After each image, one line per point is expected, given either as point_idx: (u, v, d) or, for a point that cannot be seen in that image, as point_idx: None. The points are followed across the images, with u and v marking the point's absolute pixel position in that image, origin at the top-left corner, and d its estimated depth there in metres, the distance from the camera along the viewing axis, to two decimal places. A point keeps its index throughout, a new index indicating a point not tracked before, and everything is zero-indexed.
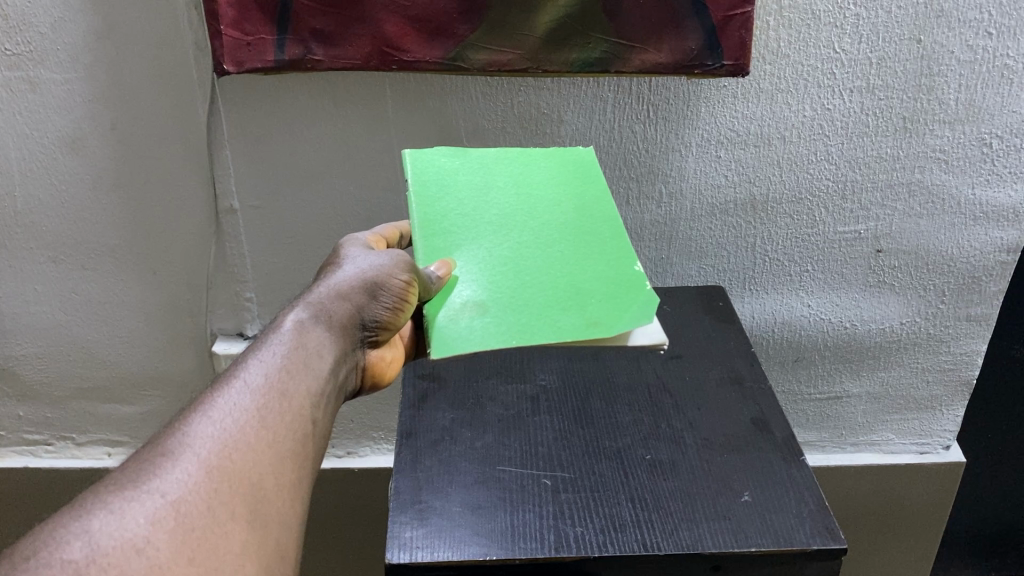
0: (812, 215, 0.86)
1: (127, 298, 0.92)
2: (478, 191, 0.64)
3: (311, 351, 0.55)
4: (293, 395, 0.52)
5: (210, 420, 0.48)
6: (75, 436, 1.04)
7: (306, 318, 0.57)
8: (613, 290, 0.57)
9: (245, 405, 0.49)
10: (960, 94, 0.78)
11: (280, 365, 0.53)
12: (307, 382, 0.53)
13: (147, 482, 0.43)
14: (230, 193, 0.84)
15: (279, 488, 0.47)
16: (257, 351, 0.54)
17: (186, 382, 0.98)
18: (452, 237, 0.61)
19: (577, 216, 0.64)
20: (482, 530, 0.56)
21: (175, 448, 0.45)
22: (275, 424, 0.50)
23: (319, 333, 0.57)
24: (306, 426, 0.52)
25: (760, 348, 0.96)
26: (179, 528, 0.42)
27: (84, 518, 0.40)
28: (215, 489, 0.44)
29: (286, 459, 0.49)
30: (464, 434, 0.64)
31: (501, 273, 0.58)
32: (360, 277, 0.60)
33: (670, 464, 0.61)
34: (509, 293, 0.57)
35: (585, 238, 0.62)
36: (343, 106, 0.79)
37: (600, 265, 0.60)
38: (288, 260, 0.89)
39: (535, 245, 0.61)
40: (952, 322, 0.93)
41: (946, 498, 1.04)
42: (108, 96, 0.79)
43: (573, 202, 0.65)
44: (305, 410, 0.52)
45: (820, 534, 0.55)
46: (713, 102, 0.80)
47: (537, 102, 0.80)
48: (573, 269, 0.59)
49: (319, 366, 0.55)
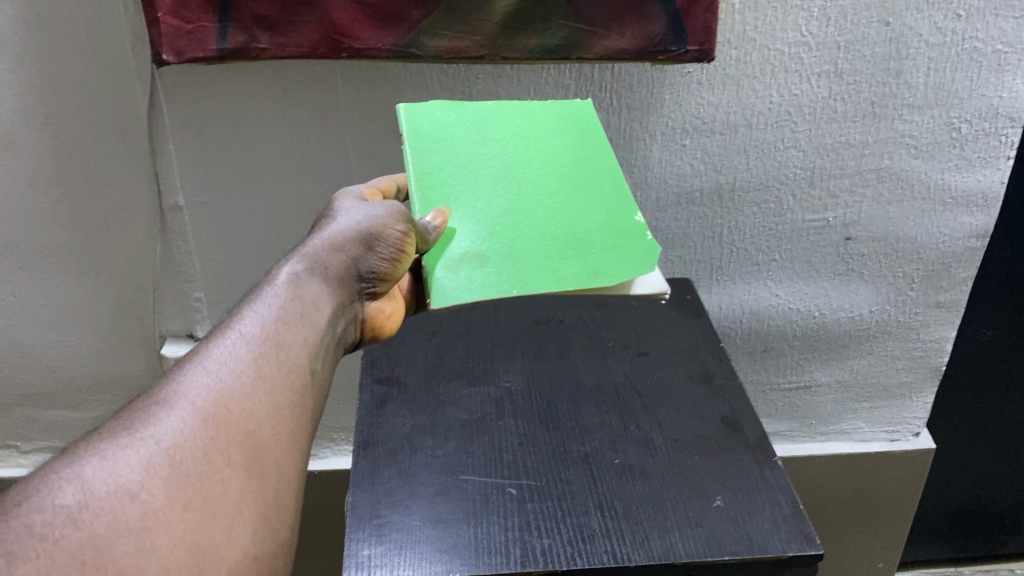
0: (779, 203, 0.84)
1: (69, 300, 0.87)
2: (476, 141, 0.60)
3: (308, 305, 0.51)
4: (291, 345, 0.48)
5: (205, 369, 0.44)
6: (20, 444, 0.99)
7: (301, 271, 0.53)
8: (609, 240, 0.55)
9: (241, 355, 0.46)
10: (928, 78, 0.76)
11: (276, 317, 0.49)
12: (305, 333, 0.49)
13: (141, 430, 0.39)
14: (174, 190, 0.80)
15: (281, 437, 0.43)
16: (252, 303, 0.50)
17: (136, 387, 0.94)
18: (450, 190, 0.57)
19: (578, 164, 0.60)
20: (443, 545, 0.53)
21: (169, 397, 0.42)
22: (273, 375, 0.46)
23: (316, 285, 0.53)
24: (305, 377, 0.47)
25: (727, 339, 0.94)
26: (174, 474, 0.38)
27: (75, 463, 0.37)
28: (211, 437, 0.40)
29: (285, 409, 0.45)
30: (425, 443, 0.61)
31: (503, 224, 0.56)
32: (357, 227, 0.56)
33: (639, 468, 0.59)
34: (509, 243, 0.55)
35: (585, 188, 0.59)
36: (292, 97, 0.75)
37: (598, 215, 0.58)
38: (239, 258, 0.85)
39: (535, 194, 0.58)
40: (921, 308, 0.92)
41: (914, 484, 1.03)
42: (40, 89, 0.74)
43: (574, 148, 0.62)
44: (302, 360, 0.47)
45: (796, 540, 0.53)
46: (677, 89, 0.77)
47: (496, 90, 0.76)
48: (573, 219, 0.57)
49: (317, 318, 0.51)
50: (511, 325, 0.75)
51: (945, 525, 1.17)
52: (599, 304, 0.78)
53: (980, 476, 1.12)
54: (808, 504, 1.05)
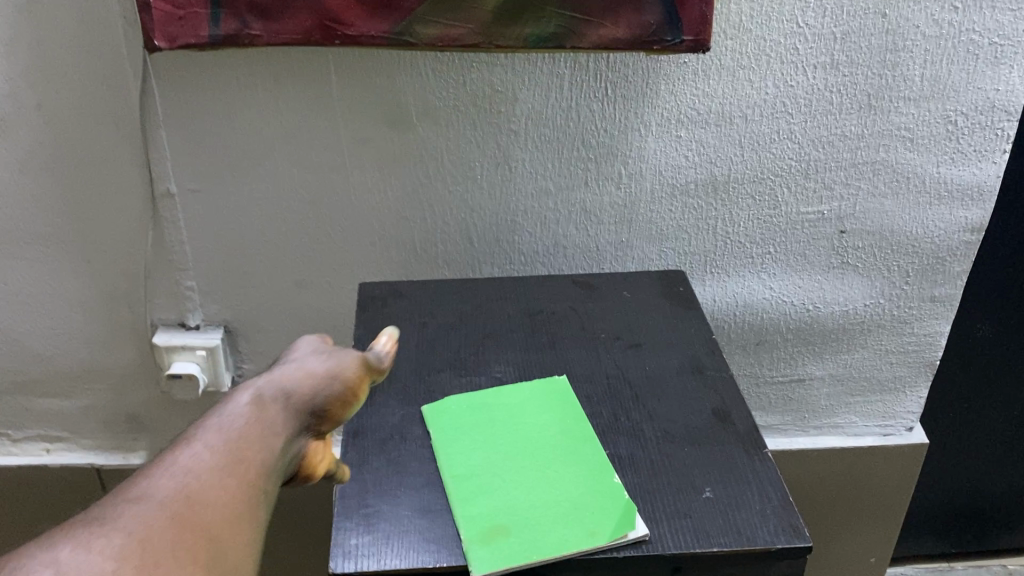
0: (774, 195, 0.84)
1: (59, 286, 0.86)
2: (468, 449, 0.59)
3: (281, 427, 0.40)
4: (293, 437, 0.40)
5: (218, 434, 0.37)
6: (10, 433, 0.97)
7: (294, 372, 0.44)
8: (593, 484, 0.56)
9: (254, 421, 0.39)
10: (924, 70, 0.76)
11: (279, 405, 0.41)
12: (303, 433, 0.41)
13: (161, 479, 0.34)
14: (166, 176, 0.80)
15: (278, 503, 0.38)
16: (248, 387, 0.42)
17: (127, 375, 0.93)
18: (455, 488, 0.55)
19: (561, 434, 0.61)
20: (431, 534, 0.53)
21: (182, 458, 0.36)
22: (282, 457, 0.39)
23: (313, 389, 0.43)
24: (305, 480, 0.40)
25: (720, 333, 0.93)
26: (200, 526, 0.33)
27: (109, 516, 0.32)
28: (235, 505, 0.35)
29: (292, 496, 0.38)
30: (414, 432, 0.61)
31: (503, 502, 0.55)
32: (329, 375, 0.44)
33: (629, 459, 0.59)
34: (514, 516, 0.53)
35: (572, 454, 0.59)
36: (285, 83, 0.75)
37: (586, 475, 0.57)
38: (230, 246, 0.85)
39: (530, 473, 0.57)
40: (915, 303, 0.92)
41: (908, 479, 1.04)
42: (31, 73, 0.73)
43: (556, 429, 0.61)
44: (300, 462, 0.40)
45: (785, 532, 0.53)
46: (673, 79, 0.77)
47: (490, 79, 0.76)
48: (568, 483, 0.56)
49: (312, 427, 0.42)
50: (503, 315, 0.75)
51: (936, 518, 1.18)
52: (592, 295, 0.78)
53: (971, 470, 1.13)
54: (799, 498, 1.04)
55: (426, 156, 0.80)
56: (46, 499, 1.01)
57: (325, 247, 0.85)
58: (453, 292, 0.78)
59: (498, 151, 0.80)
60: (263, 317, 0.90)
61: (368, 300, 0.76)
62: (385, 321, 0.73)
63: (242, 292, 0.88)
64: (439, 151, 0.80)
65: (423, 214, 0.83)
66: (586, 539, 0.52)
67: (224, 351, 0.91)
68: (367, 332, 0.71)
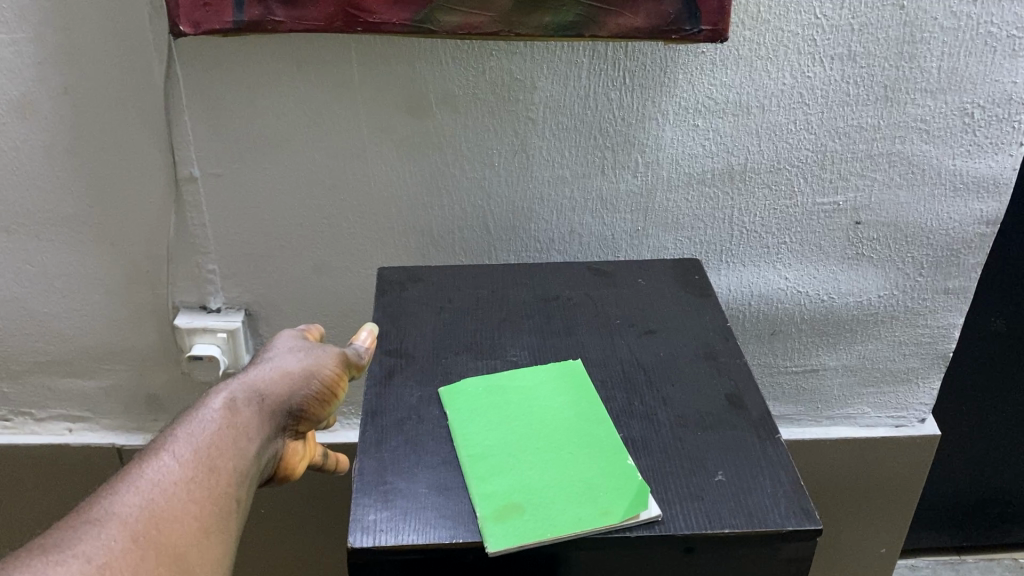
0: (790, 185, 0.84)
1: (83, 268, 0.88)
2: (488, 429, 0.60)
3: (243, 430, 0.52)
4: (222, 470, 0.50)
5: (137, 487, 0.46)
6: (34, 411, 0.99)
7: (237, 398, 0.54)
8: (607, 463, 0.57)
9: (177, 472, 0.48)
10: (942, 62, 0.77)
11: (210, 442, 0.50)
12: (236, 461, 0.51)
13: (73, 547, 0.42)
14: (190, 160, 0.81)
15: (202, 539, 0.46)
16: (181, 427, 0.51)
17: (149, 356, 0.94)
18: (476, 468, 0.57)
19: (577, 413, 0.62)
20: (448, 512, 0.54)
21: (100, 517, 0.44)
22: (209, 495, 0.48)
23: (249, 413, 0.54)
24: (232, 504, 0.49)
25: (735, 323, 0.94)
26: None
27: None
28: (141, 559, 0.43)
29: (211, 527, 0.47)
30: (432, 412, 0.62)
31: (520, 480, 0.56)
32: (305, 373, 0.59)
33: (643, 442, 0.60)
34: (532, 493, 0.55)
35: (586, 434, 0.60)
36: (307, 70, 0.76)
37: (599, 451, 0.58)
38: (252, 230, 0.86)
39: (546, 454, 0.58)
40: (930, 294, 0.92)
41: (919, 472, 1.04)
42: (59, 58, 0.75)
43: (572, 409, 0.62)
44: (230, 488, 0.49)
45: (795, 515, 0.54)
46: (690, 69, 0.77)
47: (509, 68, 0.77)
48: (582, 463, 0.57)
49: (245, 449, 0.52)
50: (519, 301, 0.76)
51: (946, 510, 1.18)
52: (607, 282, 0.79)
53: (981, 460, 1.13)
54: (809, 487, 1.05)
55: (445, 143, 0.81)
56: (70, 478, 1.02)
57: (344, 232, 0.86)
58: (471, 277, 0.79)
59: (516, 138, 0.81)
60: (283, 301, 0.91)
61: (386, 284, 0.77)
62: (403, 305, 0.74)
63: (262, 276, 0.89)
64: (458, 138, 0.80)
65: (441, 200, 0.84)
66: (598, 518, 0.52)
67: (245, 334, 0.92)
68: (386, 316, 0.72)
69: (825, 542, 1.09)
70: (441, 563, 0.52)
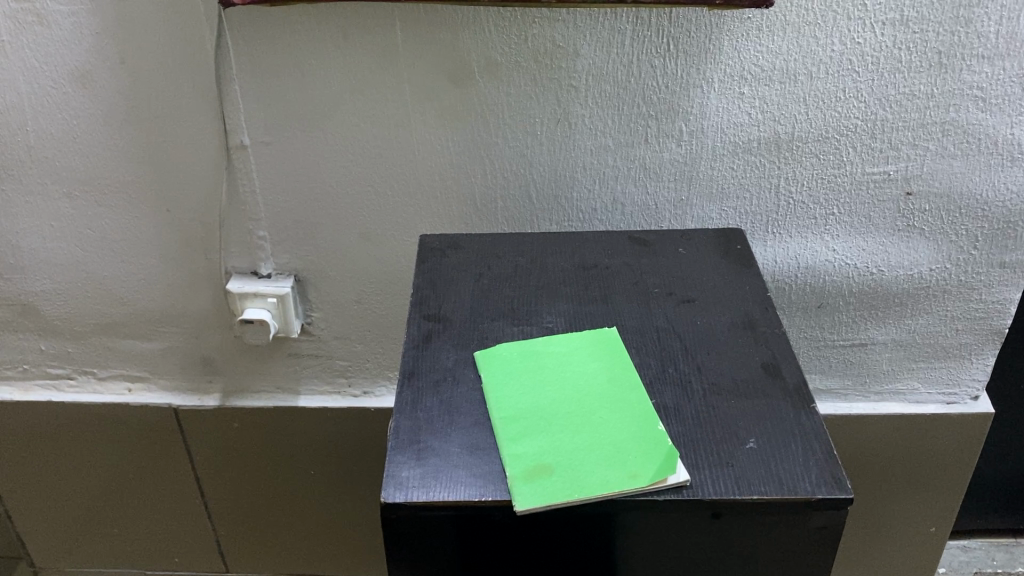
0: (838, 155, 0.83)
1: (141, 234, 0.91)
2: (523, 392, 0.61)
3: None
4: None
5: None
6: (96, 371, 1.03)
7: None
8: (640, 430, 0.57)
9: None
10: (999, 27, 0.74)
11: None
12: None
13: None
14: (240, 129, 0.83)
15: None
16: None
17: (203, 320, 0.98)
18: (511, 430, 0.58)
19: (609, 381, 0.62)
20: (478, 471, 0.55)
21: None
22: None
23: None
24: None
25: (780, 295, 0.93)
26: None
27: None
28: None
29: None
30: (467, 375, 0.63)
31: (551, 443, 0.57)
32: None
33: (676, 409, 0.60)
34: (562, 456, 0.55)
35: (617, 402, 0.60)
36: (353, 39, 0.77)
37: (629, 420, 0.59)
38: (299, 198, 0.88)
39: (577, 418, 0.59)
40: (985, 269, 0.90)
41: (970, 451, 1.01)
42: (116, 29, 0.77)
43: (604, 375, 0.63)
44: None
45: (826, 484, 0.54)
46: (736, 35, 0.76)
47: (552, 34, 0.77)
48: (611, 430, 0.58)
49: None
50: (559, 268, 0.76)
51: (998, 488, 1.16)
52: (647, 251, 0.79)
53: None
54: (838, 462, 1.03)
55: (488, 111, 0.81)
56: (130, 439, 1.05)
57: (388, 200, 0.87)
58: (511, 245, 0.80)
59: (558, 106, 0.81)
60: (330, 267, 0.93)
61: (428, 252, 0.78)
62: (443, 271, 0.75)
63: (310, 244, 0.91)
64: (501, 107, 0.81)
65: (484, 169, 0.85)
66: (626, 481, 0.53)
67: (295, 299, 0.95)
68: (425, 282, 0.73)
69: (859, 518, 1.07)
70: (471, 521, 0.54)
